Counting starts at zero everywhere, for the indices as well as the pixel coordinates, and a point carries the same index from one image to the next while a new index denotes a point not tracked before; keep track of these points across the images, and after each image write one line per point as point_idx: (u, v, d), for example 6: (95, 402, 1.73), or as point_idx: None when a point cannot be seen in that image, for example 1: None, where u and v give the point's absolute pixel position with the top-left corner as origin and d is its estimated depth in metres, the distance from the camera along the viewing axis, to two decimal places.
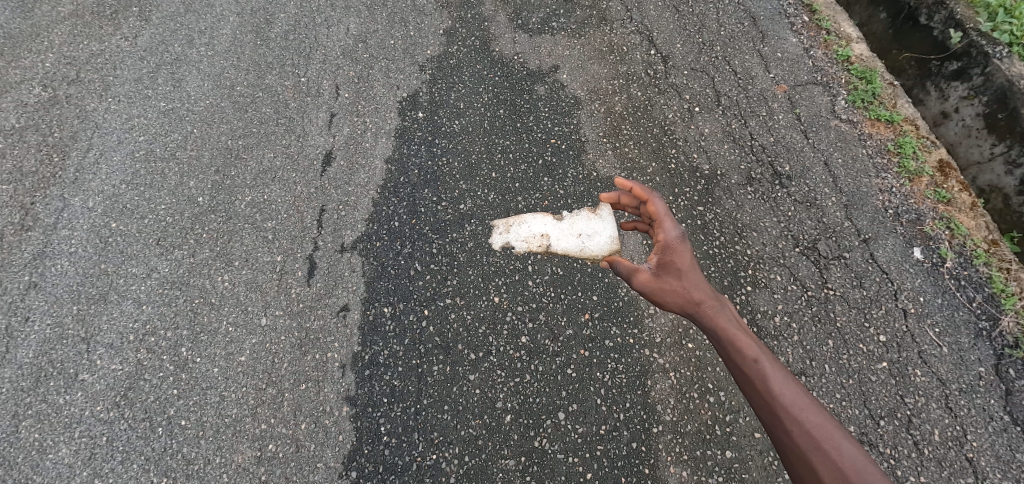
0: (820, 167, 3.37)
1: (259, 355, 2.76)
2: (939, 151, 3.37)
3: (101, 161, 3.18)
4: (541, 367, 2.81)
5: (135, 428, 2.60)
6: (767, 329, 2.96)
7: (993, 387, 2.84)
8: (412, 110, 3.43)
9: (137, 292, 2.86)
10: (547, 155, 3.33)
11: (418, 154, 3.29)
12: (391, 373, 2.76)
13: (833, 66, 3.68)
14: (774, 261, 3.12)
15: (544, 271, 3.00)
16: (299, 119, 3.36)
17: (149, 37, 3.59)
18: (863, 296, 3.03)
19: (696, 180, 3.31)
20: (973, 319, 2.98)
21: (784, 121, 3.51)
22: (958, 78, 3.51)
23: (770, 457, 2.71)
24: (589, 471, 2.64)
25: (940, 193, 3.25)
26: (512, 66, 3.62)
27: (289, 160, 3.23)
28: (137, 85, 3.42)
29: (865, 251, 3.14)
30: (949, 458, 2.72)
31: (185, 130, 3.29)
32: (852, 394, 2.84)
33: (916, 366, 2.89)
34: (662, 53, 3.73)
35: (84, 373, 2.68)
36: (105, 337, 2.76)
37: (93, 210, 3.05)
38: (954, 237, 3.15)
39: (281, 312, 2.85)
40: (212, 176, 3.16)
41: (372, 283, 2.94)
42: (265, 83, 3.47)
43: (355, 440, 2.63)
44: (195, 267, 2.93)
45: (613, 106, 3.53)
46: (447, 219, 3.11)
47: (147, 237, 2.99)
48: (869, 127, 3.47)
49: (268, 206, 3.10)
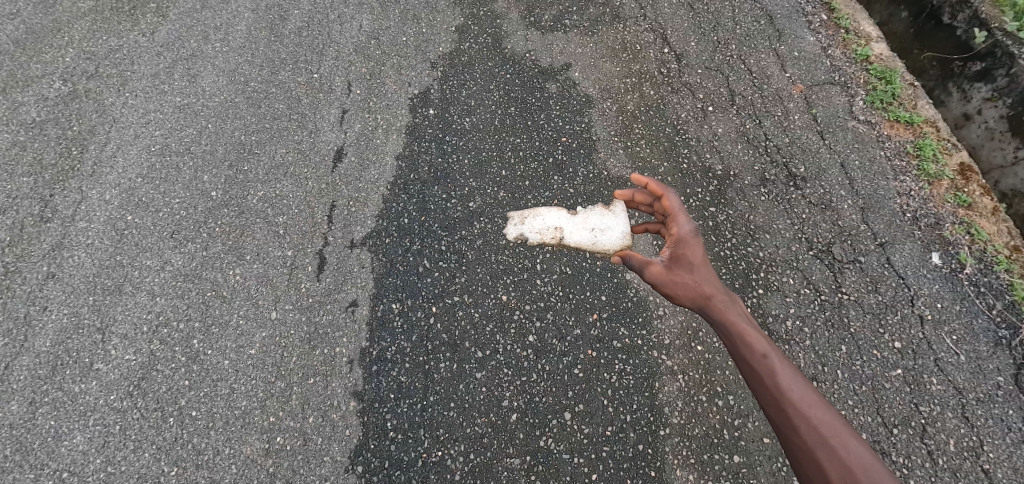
0: (836, 169, 3.32)
1: (269, 348, 2.79)
2: (960, 154, 3.30)
3: (118, 154, 3.24)
4: (548, 366, 2.81)
5: (147, 418, 2.64)
6: (778, 333, 2.92)
7: (1011, 397, 2.78)
8: (423, 107, 3.45)
9: (151, 284, 2.90)
10: (558, 154, 3.34)
11: (429, 151, 3.31)
12: (399, 369, 2.77)
13: (852, 66, 3.61)
14: (787, 264, 3.08)
15: (553, 270, 3.01)
16: (311, 116, 3.39)
17: (166, 33, 3.64)
18: (878, 301, 2.98)
19: (709, 181, 3.29)
20: (993, 327, 2.91)
21: (800, 121, 3.45)
22: (981, 79, 3.44)
23: (779, 463, 2.67)
24: (595, 472, 2.63)
25: (960, 197, 3.18)
26: (524, 64, 3.62)
27: (301, 156, 3.27)
28: (154, 80, 3.47)
29: (882, 255, 3.09)
30: (963, 469, 2.66)
31: (200, 125, 3.34)
32: (865, 401, 2.79)
33: (932, 373, 2.83)
34: (677, 51, 3.70)
35: (100, 363, 2.73)
36: (119, 328, 2.81)
37: (110, 203, 3.10)
38: (975, 242, 3.08)
39: (290, 307, 2.88)
40: (226, 170, 3.20)
41: (382, 279, 2.96)
42: (278, 79, 3.50)
43: (362, 434, 2.65)
44: (208, 260, 2.97)
45: (625, 105, 3.52)
46: (457, 216, 3.13)
47: (162, 230, 3.03)
48: (888, 129, 3.41)
49: (279, 201, 3.13)
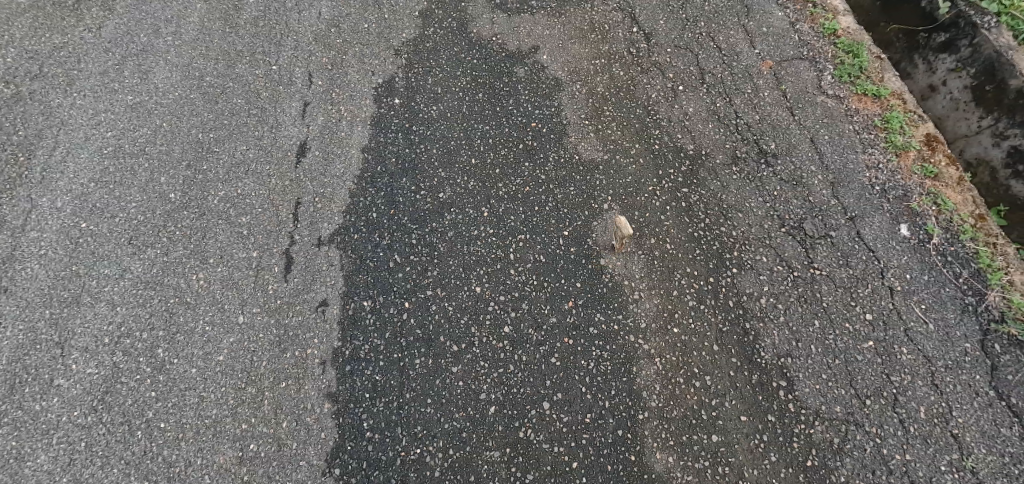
0: (806, 144, 3.31)
1: (237, 354, 2.72)
2: (926, 125, 3.32)
3: (69, 159, 3.10)
4: (524, 357, 2.78)
5: (113, 433, 2.56)
6: (752, 311, 2.92)
7: (979, 362, 2.81)
8: (388, 96, 3.37)
9: (111, 293, 2.80)
10: (528, 139, 3.29)
11: (396, 142, 3.24)
12: (373, 367, 2.73)
13: (820, 40, 3.60)
14: (759, 242, 3.08)
15: (527, 259, 2.99)
16: (271, 109, 3.29)
17: (113, 27, 3.49)
18: (849, 275, 3.00)
19: (680, 161, 3.27)
20: (959, 295, 2.95)
21: (770, 97, 3.44)
22: (945, 50, 3.46)
23: (756, 440, 2.67)
24: (574, 460, 2.61)
25: (927, 168, 3.20)
26: (491, 48, 3.56)
27: (263, 152, 3.17)
28: (103, 78, 3.32)
29: (852, 229, 3.10)
30: (935, 435, 2.68)
31: (154, 124, 3.21)
32: (839, 374, 2.80)
33: (903, 343, 2.86)
34: (645, 30, 3.67)
35: (60, 379, 2.64)
36: (79, 341, 2.71)
37: (62, 211, 2.97)
38: (941, 213, 3.11)
39: (258, 310, 2.81)
40: (183, 171, 3.09)
41: (352, 276, 2.90)
42: (235, 72, 3.38)
43: (337, 436, 2.60)
44: (169, 266, 2.87)
45: (595, 87, 3.47)
46: (427, 208, 3.08)
47: (118, 236, 2.92)
48: (856, 102, 3.41)
49: (242, 200, 3.04)
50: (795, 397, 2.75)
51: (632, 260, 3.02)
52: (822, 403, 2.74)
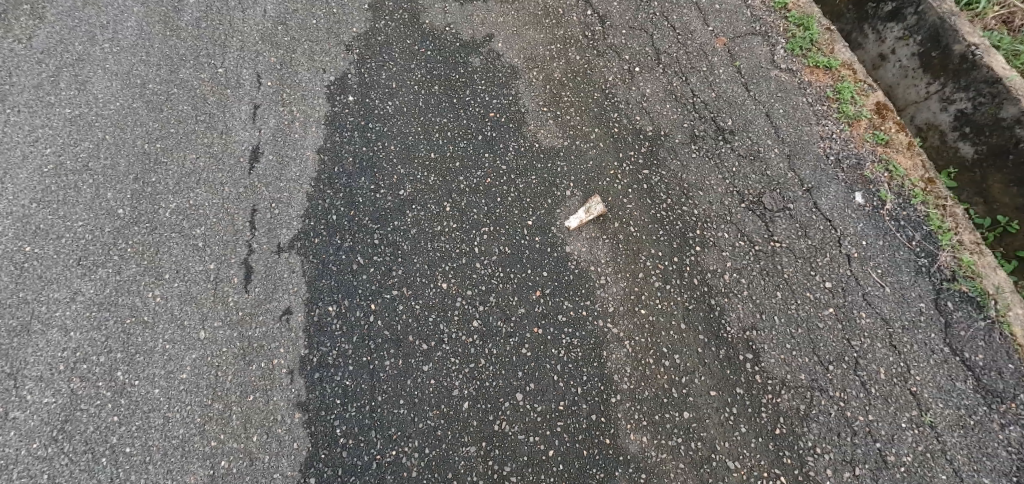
0: (761, 119, 3.34)
1: (201, 371, 2.66)
2: (876, 94, 3.37)
3: (6, 180, 2.97)
4: (495, 350, 2.78)
5: (76, 462, 2.49)
6: (717, 287, 2.96)
7: (934, 321, 2.90)
8: (342, 94, 3.29)
9: (62, 318, 2.71)
10: (487, 130, 3.25)
11: (352, 140, 3.17)
12: (342, 373, 2.70)
13: (771, 15, 3.63)
14: (721, 218, 3.11)
15: (492, 251, 2.97)
16: (220, 115, 3.19)
17: (45, 37, 3.33)
18: (808, 245, 3.06)
19: (640, 143, 3.27)
20: (913, 257, 3.03)
21: (725, 74, 3.46)
22: (893, 19, 3.50)
23: (726, 413, 2.72)
24: (551, 448, 2.63)
25: (878, 135, 3.27)
26: (444, 38, 3.50)
27: (213, 160, 3.07)
28: (37, 91, 3.17)
29: (809, 201, 3.16)
30: (895, 394, 2.77)
31: (96, 137, 3.09)
32: (802, 343, 2.86)
33: (861, 308, 2.93)
34: (599, 13, 3.64)
35: (16, 411, 2.55)
36: (33, 370, 2.62)
37: (3, 235, 2.85)
38: (893, 179, 3.19)
39: (220, 323, 2.74)
40: (131, 184, 2.99)
41: (315, 282, 2.85)
42: (180, 77, 3.26)
43: (310, 445, 2.57)
44: (123, 284, 2.79)
45: (552, 74, 3.44)
46: (387, 206, 3.04)
47: (67, 258, 2.82)
48: (808, 75, 3.45)
49: (194, 212, 2.95)
50: (761, 369, 2.81)
51: (597, 245, 3.03)
52: (787, 373, 2.80)
